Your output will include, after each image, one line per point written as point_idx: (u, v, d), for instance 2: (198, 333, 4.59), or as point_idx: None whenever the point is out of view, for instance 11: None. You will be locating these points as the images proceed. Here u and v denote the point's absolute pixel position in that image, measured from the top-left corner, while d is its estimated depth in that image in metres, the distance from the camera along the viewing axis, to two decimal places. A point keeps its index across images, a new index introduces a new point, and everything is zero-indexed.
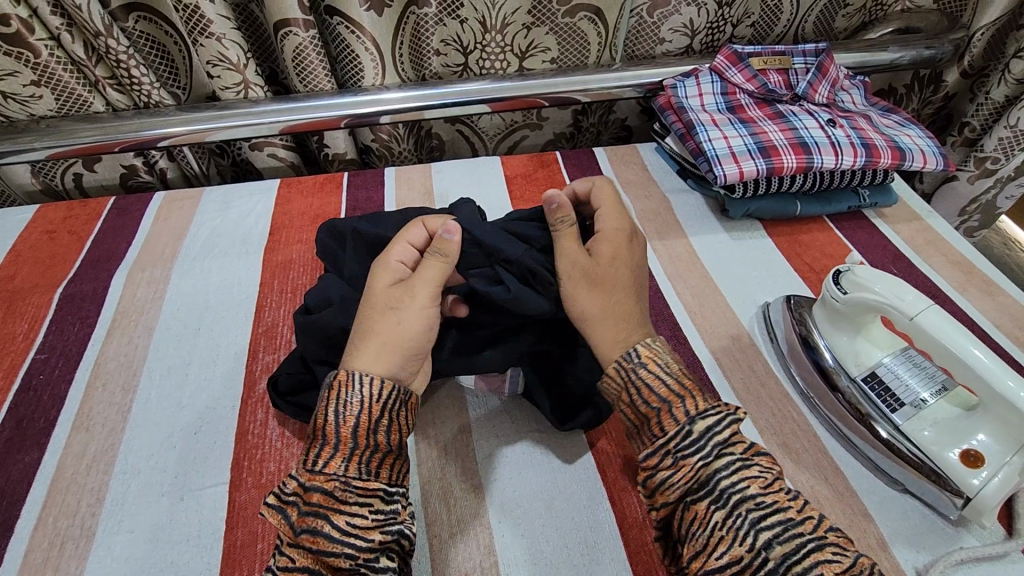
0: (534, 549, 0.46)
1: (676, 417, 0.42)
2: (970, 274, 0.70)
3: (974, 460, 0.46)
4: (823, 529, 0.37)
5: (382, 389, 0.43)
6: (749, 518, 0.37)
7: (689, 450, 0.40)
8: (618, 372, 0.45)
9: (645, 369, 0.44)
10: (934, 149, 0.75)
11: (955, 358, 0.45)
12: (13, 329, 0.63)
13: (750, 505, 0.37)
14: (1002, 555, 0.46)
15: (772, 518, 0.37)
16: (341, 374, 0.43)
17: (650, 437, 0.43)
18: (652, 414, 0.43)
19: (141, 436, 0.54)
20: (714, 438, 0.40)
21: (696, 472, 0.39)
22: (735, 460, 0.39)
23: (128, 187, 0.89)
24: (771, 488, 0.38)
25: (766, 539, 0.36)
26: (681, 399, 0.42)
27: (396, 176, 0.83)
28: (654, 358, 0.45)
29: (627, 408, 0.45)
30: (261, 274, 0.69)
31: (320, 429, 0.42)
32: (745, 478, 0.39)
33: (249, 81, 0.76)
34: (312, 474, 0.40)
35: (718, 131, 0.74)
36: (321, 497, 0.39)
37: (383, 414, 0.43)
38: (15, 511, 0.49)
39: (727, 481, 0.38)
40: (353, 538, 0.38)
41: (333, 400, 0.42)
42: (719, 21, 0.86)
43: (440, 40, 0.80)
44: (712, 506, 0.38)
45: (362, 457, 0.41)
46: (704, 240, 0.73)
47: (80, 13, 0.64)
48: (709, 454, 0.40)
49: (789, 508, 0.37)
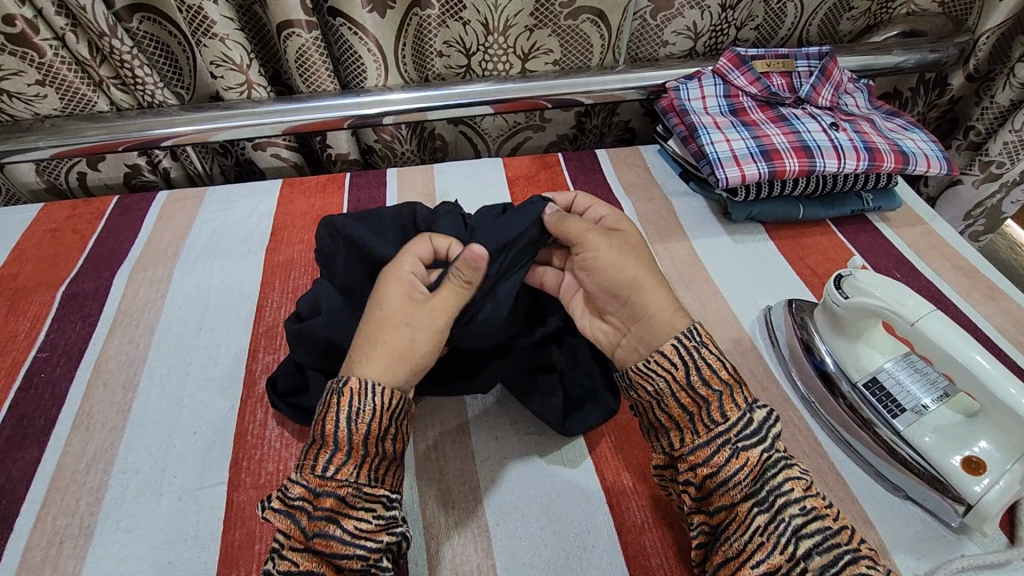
0: (531, 552, 0.46)
1: (737, 403, 0.44)
2: (974, 279, 0.69)
3: (976, 467, 0.46)
4: (857, 541, 0.40)
5: (390, 399, 0.43)
6: (792, 525, 0.40)
7: (750, 443, 0.43)
8: (677, 350, 0.45)
9: (706, 349, 0.46)
10: (938, 153, 0.75)
11: (957, 365, 0.45)
12: (16, 326, 0.63)
13: (794, 511, 0.40)
14: (1004, 563, 0.45)
15: (812, 525, 0.39)
16: (351, 381, 0.43)
17: (704, 425, 0.44)
18: (713, 396, 0.44)
19: (141, 435, 0.54)
20: (769, 433, 0.43)
21: (759, 466, 0.42)
22: (784, 462, 0.42)
23: (131, 186, 0.89)
24: (811, 493, 0.41)
25: (806, 547, 0.39)
26: (738, 387, 0.45)
27: (398, 177, 0.84)
28: (709, 343, 0.46)
29: (679, 392, 0.44)
30: (261, 274, 0.69)
31: (329, 436, 0.42)
32: (791, 481, 0.41)
33: (252, 82, 0.76)
34: (322, 480, 0.41)
35: (720, 134, 0.73)
36: (333, 502, 0.40)
37: (389, 422, 0.43)
38: (15, 509, 0.49)
39: (775, 484, 0.41)
40: (362, 541, 0.40)
41: (344, 409, 0.42)
42: (722, 24, 0.85)
43: (443, 41, 0.81)
44: (757, 509, 0.40)
45: (371, 464, 0.42)
46: (706, 243, 0.73)
47: (84, 14, 0.65)
48: (766, 450, 0.43)
49: (827, 517, 0.40)
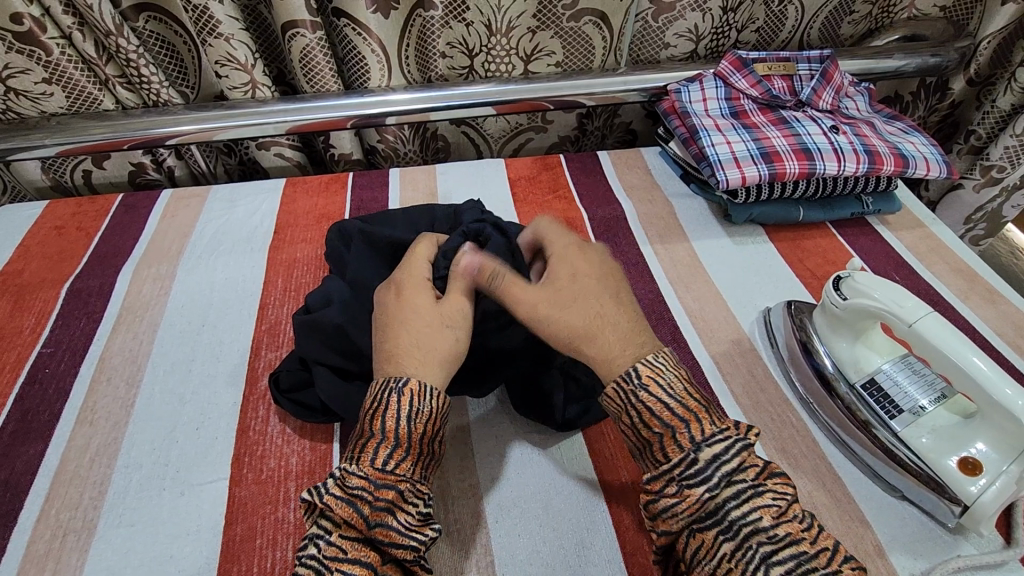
0: (530, 549, 0.46)
1: (680, 444, 0.42)
2: (973, 282, 0.69)
3: (972, 468, 0.46)
4: (837, 562, 0.38)
5: (445, 403, 0.45)
6: (760, 552, 0.38)
7: (695, 480, 0.41)
8: (618, 395, 0.45)
9: (647, 392, 0.44)
10: (938, 156, 0.75)
11: (955, 366, 0.45)
12: (21, 323, 0.64)
13: (761, 538, 0.38)
14: (1000, 564, 0.46)
15: (784, 551, 0.38)
16: (412, 383, 0.44)
17: (654, 460, 0.43)
18: (656, 438, 0.43)
19: (143, 430, 0.54)
20: (720, 467, 0.41)
21: (703, 502, 0.40)
22: (746, 489, 0.40)
23: (135, 184, 0.90)
24: (782, 518, 0.39)
25: (777, 574, 0.37)
26: (687, 425, 0.43)
27: (401, 177, 0.84)
28: (655, 382, 0.44)
29: (631, 430, 0.45)
30: (264, 272, 0.70)
31: (389, 432, 0.42)
32: (757, 509, 0.39)
33: (257, 81, 0.77)
34: (381, 473, 0.41)
35: (721, 136, 0.74)
36: (394, 495, 0.40)
37: (441, 425, 0.45)
38: (19, 502, 0.49)
39: (738, 513, 0.39)
40: (414, 533, 0.40)
41: (405, 408, 0.43)
42: (723, 27, 0.86)
43: (446, 42, 0.81)
44: (722, 536, 0.39)
45: (423, 462, 0.43)
46: (706, 244, 0.74)
47: (91, 13, 0.65)
48: (714, 486, 0.40)
49: (802, 542, 0.38)
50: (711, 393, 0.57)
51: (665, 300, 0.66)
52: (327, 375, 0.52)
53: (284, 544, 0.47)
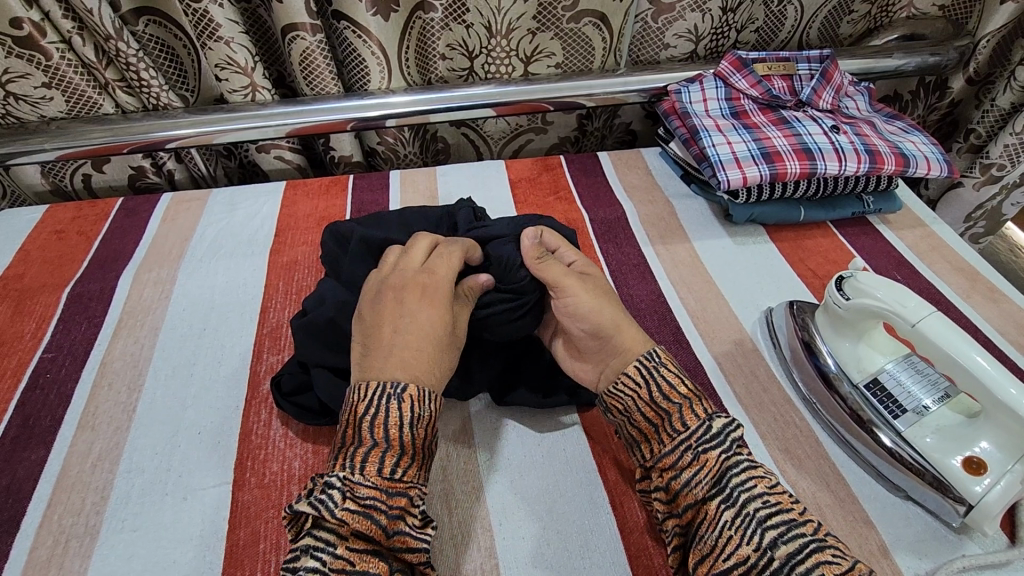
0: (535, 551, 0.46)
1: (697, 413, 0.44)
2: (975, 281, 0.69)
3: (976, 467, 0.46)
4: (823, 532, 0.39)
5: (441, 403, 0.46)
6: (757, 517, 0.40)
7: (711, 445, 0.43)
8: (637, 372, 0.47)
9: (666, 368, 0.47)
10: (938, 155, 0.75)
11: (959, 365, 0.45)
12: (22, 328, 0.63)
13: (758, 505, 0.40)
14: (1005, 563, 0.46)
15: (776, 517, 0.40)
16: (412, 389, 0.44)
17: (668, 435, 0.44)
18: (674, 409, 0.45)
19: (145, 435, 0.54)
20: (731, 437, 0.43)
21: (718, 466, 0.42)
22: (747, 461, 0.43)
23: (136, 188, 0.90)
24: (775, 489, 0.42)
25: (772, 538, 0.39)
26: (698, 399, 0.45)
27: (401, 179, 0.84)
28: (670, 362, 0.48)
29: (644, 407, 0.46)
30: (265, 275, 0.70)
31: (395, 438, 0.42)
32: (753, 477, 0.42)
33: (257, 84, 0.77)
34: (392, 481, 0.41)
35: (721, 136, 0.74)
36: (406, 501, 0.41)
37: (434, 427, 0.46)
38: (21, 509, 0.49)
39: (738, 480, 0.41)
40: (424, 536, 0.41)
41: (409, 414, 0.43)
42: (723, 27, 0.86)
43: (445, 44, 0.81)
44: (723, 505, 0.41)
45: (423, 464, 0.44)
46: (707, 245, 0.74)
47: (91, 17, 0.65)
48: (728, 450, 0.43)
49: (792, 510, 0.40)
50: (714, 394, 0.57)
51: (667, 301, 0.66)
52: (325, 379, 0.52)
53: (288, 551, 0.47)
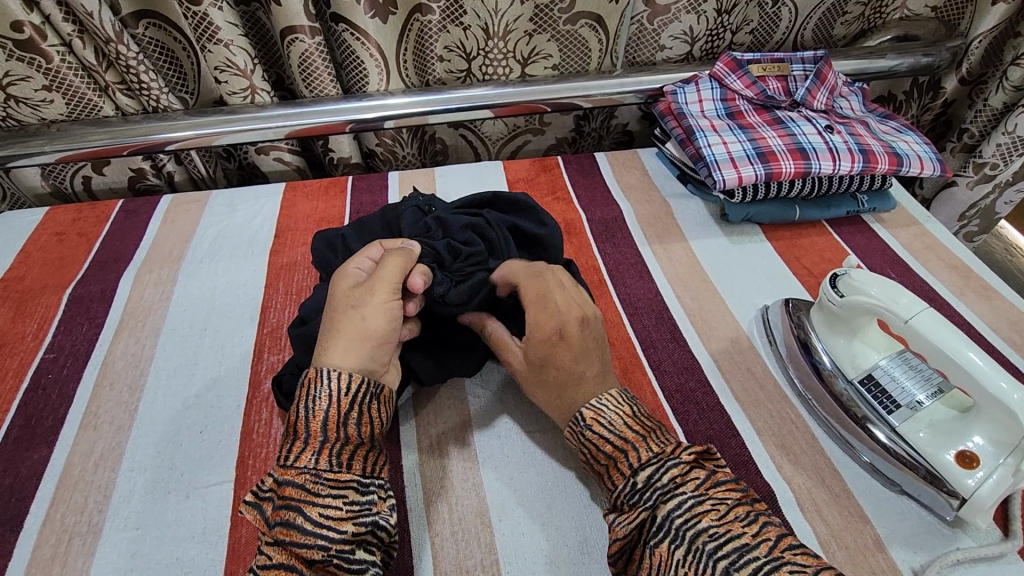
0: (533, 547, 0.46)
1: (623, 471, 0.44)
2: (968, 278, 0.70)
3: (969, 461, 0.47)
4: (780, 549, 0.38)
5: (352, 382, 0.45)
6: (705, 551, 0.38)
7: (637, 501, 0.42)
8: (570, 436, 0.48)
9: (591, 430, 0.46)
10: (932, 155, 0.76)
11: (951, 361, 0.46)
12: (23, 329, 0.64)
13: (705, 538, 0.39)
14: (998, 556, 0.46)
15: (727, 546, 0.38)
16: (311, 371, 0.45)
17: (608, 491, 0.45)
18: (606, 470, 0.45)
19: (147, 435, 0.55)
20: (655, 487, 0.42)
21: (644, 516, 0.41)
22: (689, 498, 0.41)
23: (135, 190, 0.90)
24: (724, 518, 0.39)
25: (724, 568, 0.37)
26: (627, 451, 0.45)
27: (400, 180, 0.85)
28: (598, 416, 0.47)
29: (588, 467, 0.47)
30: (265, 276, 0.70)
31: (291, 426, 0.44)
32: (699, 514, 0.40)
33: (256, 87, 0.77)
34: (284, 469, 0.42)
35: (717, 137, 0.75)
36: (294, 490, 0.41)
37: (351, 408, 0.45)
38: (25, 507, 0.50)
39: (681, 519, 0.40)
40: (326, 530, 0.39)
41: (303, 398, 0.44)
42: (719, 28, 0.87)
43: (443, 46, 0.82)
44: (672, 545, 0.39)
45: (331, 449, 0.43)
46: (704, 244, 0.74)
47: (91, 20, 0.66)
48: (653, 502, 0.41)
49: (743, 535, 0.38)
50: (711, 392, 0.57)
51: (664, 300, 0.67)
52: None
53: None
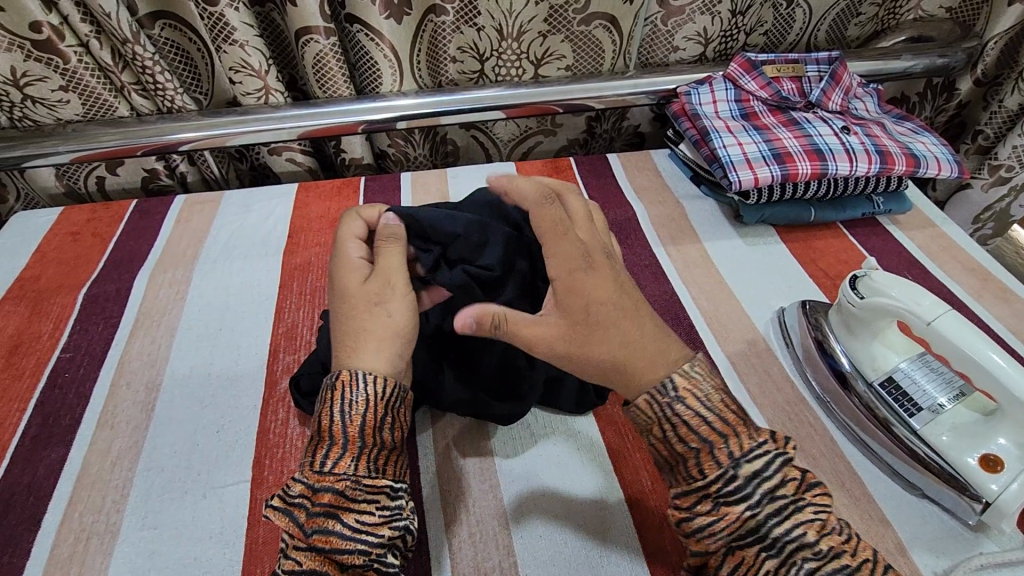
0: (551, 550, 0.46)
1: (718, 461, 0.39)
2: (986, 281, 0.70)
3: (992, 465, 0.46)
4: (882, 570, 0.37)
5: (386, 386, 0.43)
6: (804, 568, 0.36)
7: (734, 498, 0.38)
8: (651, 407, 0.41)
9: (683, 404, 0.41)
10: (949, 156, 0.75)
11: (975, 363, 0.45)
12: (39, 328, 0.64)
13: (806, 554, 0.37)
14: (1022, 561, 0.46)
15: (828, 567, 0.36)
16: (344, 373, 0.43)
17: (685, 476, 0.40)
18: (692, 452, 0.40)
19: (164, 434, 0.55)
20: (761, 486, 0.38)
21: (741, 521, 0.38)
22: (789, 503, 0.38)
23: (148, 191, 0.91)
24: (825, 532, 0.37)
25: None
26: (724, 438, 0.40)
27: (412, 180, 0.85)
28: (691, 394, 0.41)
29: (659, 442, 0.42)
30: (279, 276, 0.70)
31: (324, 430, 0.42)
32: (800, 524, 0.37)
33: (270, 87, 0.78)
34: (320, 476, 0.40)
35: (732, 138, 0.74)
36: (332, 497, 0.39)
37: (387, 413, 0.43)
38: (43, 506, 0.50)
39: (781, 528, 0.37)
40: (365, 536, 0.39)
41: (337, 402, 0.42)
42: (733, 30, 0.86)
43: (457, 47, 0.82)
44: (763, 554, 0.37)
45: (369, 455, 0.42)
46: (718, 246, 0.74)
47: (109, 21, 0.66)
48: (755, 504, 0.38)
49: (845, 554, 0.37)
50: (729, 394, 0.57)
51: (680, 301, 0.66)
52: None
53: None
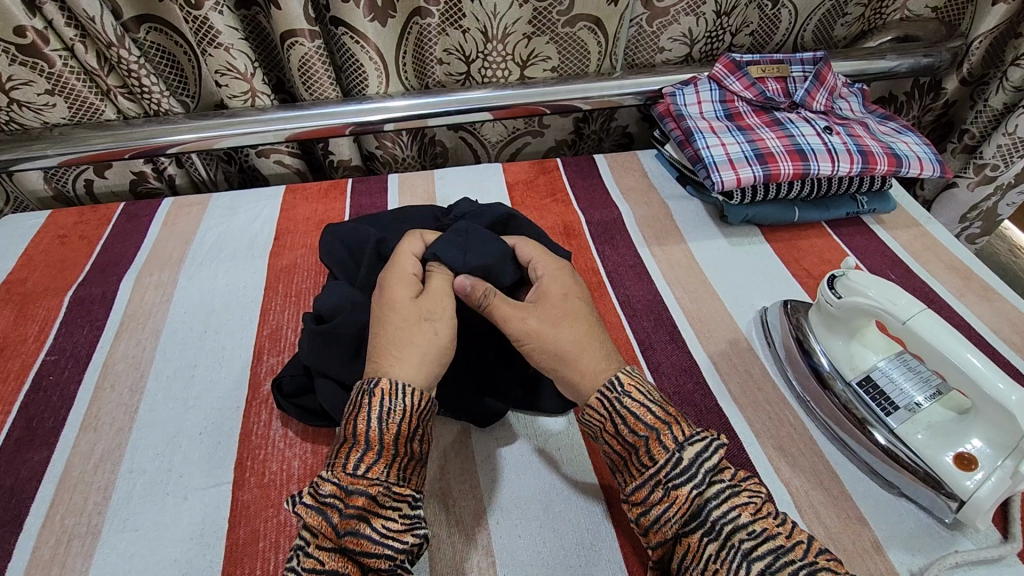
0: (530, 550, 0.46)
1: (664, 446, 0.42)
2: (968, 280, 0.70)
3: (967, 463, 0.47)
4: (815, 554, 0.38)
5: (421, 400, 0.44)
6: (741, 550, 0.38)
7: (680, 481, 0.40)
8: (600, 404, 0.45)
9: (629, 398, 0.44)
10: (931, 155, 0.76)
11: (950, 363, 0.45)
12: (25, 331, 0.64)
13: (742, 536, 0.39)
14: (997, 558, 0.46)
15: (762, 547, 0.38)
16: (383, 383, 0.44)
17: (637, 468, 0.42)
18: (641, 442, 0.43)
19: (147, 437, 0.55)
20: (703, 467, 0.41)
21: (690, 503, 0.40)
22: (727, 489, 0.40)
23: (137, 193, 0.91)
24: (760, 515, 0.40)
25: (759, 570, 0.38)
26: (667, 426, 0.42)
27: (400, 182, 0.85)
28: (634, 388, 0.45)
29: (613, 440, 0.44)
30: (265, 278, 0.71)
31: (360, 436, 0.42)
32: (736, 506, 0.40)
33: (256, 90, 0.78)
34: (353, 478, 0.41)
35: (716, 138, 0.75)
36: (365, 500, 0.40)
37: (418, 425, 0.44)
38: (24, 509, 0.50)
39: (718, 512, 0.40)
40: (391, 540, 0.40)
41: (375, 409, 0.43)
42: (718, 30, 0.87)
43: (443, 49, 0.82)
44: (705, 539, 0.39)
45: (400, 463, 0.43)
46: (703, 246, 0.74)
47: (93, 25, 0.66)
48: (698, 485, 0.40)
49: (779, 535, 0.39)
50: (709, 393, 0.57)
51: (663, 301, 0.67)
52: (330, 389, 0.52)
53: (287, 547, 0.48)
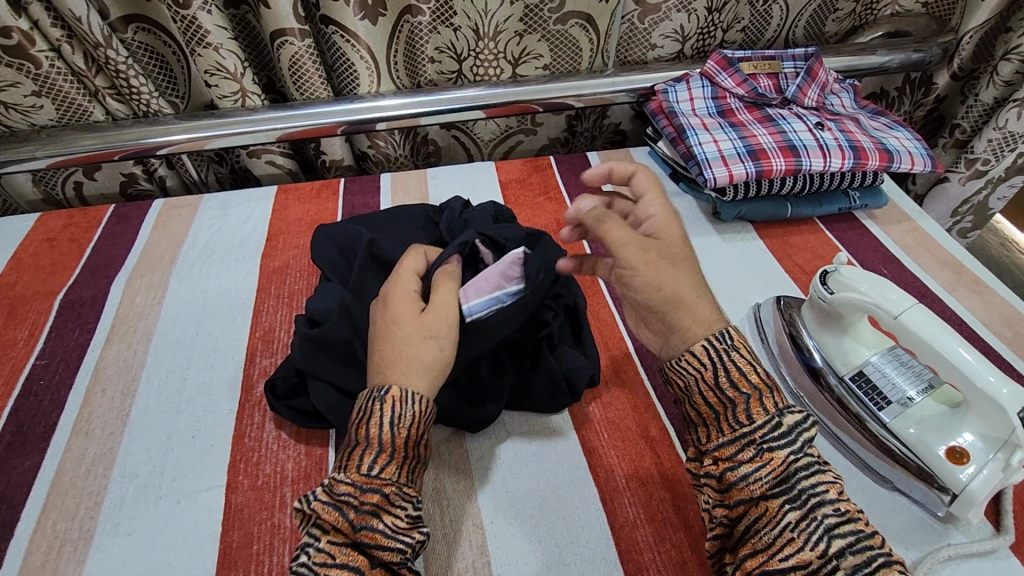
0: (525, 549, 0.46)
1: (766, 407, 0.42)
2: (960, 274, 0.70)
3: (959, 456, 0.47)
4: (890, 546, 0.38)
5: (428, 407, 0.45)
6: (824, 523, 0.38)
7: (778, 444, 0.41)
8: (706, 351, 0.44)
9: (737, 352, 0.44)
10: (922, 150, 0.76)
11: (941, 357, 0.46)
12: (14, 336, 0.64)
13: (827, 511, 0.39)
14: (990, 551, 0.46)
15: (845, 526, 0.38)
16: (394, 390, 0.44)
17: (729, 425, 0.43)
18: (741, 399, 0.43)
19: (139, 440, 0.54)
20: (803, 436, 0.41)
21: (785, 466, 0.40)
22: (816, 464, 0.41)
23: (127, 195, 0.90)
24: (844, 496, 0.40)
25: (839, 547, 0.37)
26: (770, 390, 0.43)
27: (392, 182, 0.85)
28: (743, 345, 0.45)
29: (707, 390, 0.44)
30: (257, 279, 0.70)
31: (372, 438, 0.42)
32: (823, 482, 0.40)
33: (247, 90, 0.77)
34: (367, 478, 0.41)
35: (708, 135, 0.75)
36: (379, 498, 0.41)
37: (426, 429, 0.45)
38: (15, 516, 0.49)
39: (808, 482, 0.40)
40: (401, 536, 0.41)
41: (388, 414, 0.43)
42: (709, 27, 0.87)
43: (434, 47, 0.81)
44: (788, 506, 0.39)
45: (408, 465, 0.43)
46: (696, 243, 0.74)
47: (80, 25, 0.65)
48: (798, 451, 0.41)
49: (859, 520, 0.39)
50: None
51: None
52: (324, 390, 0.52)
53: (281, 549, 0.47)
